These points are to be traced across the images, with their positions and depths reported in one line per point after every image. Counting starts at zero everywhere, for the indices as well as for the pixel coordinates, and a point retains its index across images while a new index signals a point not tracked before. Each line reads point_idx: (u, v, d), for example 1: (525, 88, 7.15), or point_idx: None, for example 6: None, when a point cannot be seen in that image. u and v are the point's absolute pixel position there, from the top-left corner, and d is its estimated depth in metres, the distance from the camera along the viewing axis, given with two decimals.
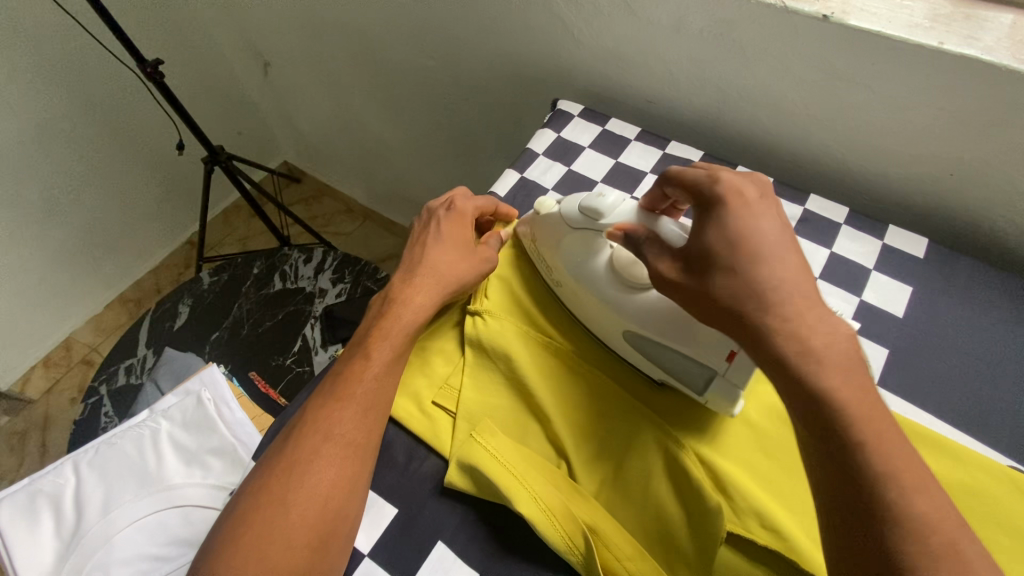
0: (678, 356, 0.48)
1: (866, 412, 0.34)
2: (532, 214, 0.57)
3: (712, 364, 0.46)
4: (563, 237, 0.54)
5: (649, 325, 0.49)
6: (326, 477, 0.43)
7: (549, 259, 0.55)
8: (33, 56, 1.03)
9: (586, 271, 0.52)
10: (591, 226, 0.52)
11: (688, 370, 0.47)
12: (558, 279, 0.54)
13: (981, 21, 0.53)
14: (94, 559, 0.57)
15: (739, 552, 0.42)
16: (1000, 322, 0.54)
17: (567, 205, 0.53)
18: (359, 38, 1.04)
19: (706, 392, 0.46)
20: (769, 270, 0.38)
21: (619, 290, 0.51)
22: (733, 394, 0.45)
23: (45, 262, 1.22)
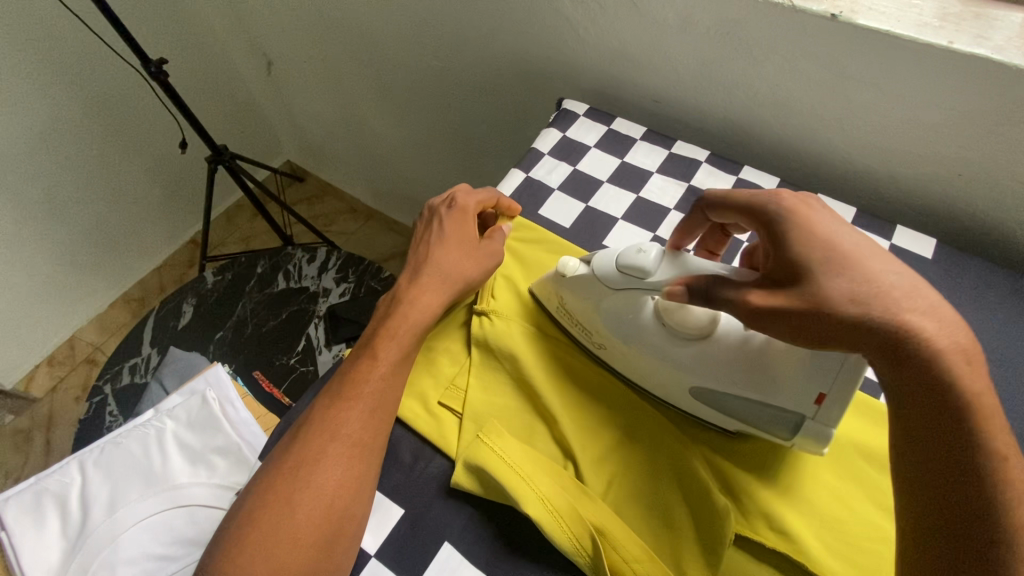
0: (753, 405, 0.44)
1: (993, 423, 0.32)
2: (554, 275, 0.51)
3: (799, 410, 0.42)
4: (603, 298, 0.49)
5: (721, 374, 0.45)
6: (332, 477, 0.43)
7: (586, 322, 0.51)
8: (37, 55, 1.03)
9: (634, 330, 0.49)
10: (634, 284, 0.47)
11: (769, 417, 0.44)
12: (600, 341, 0.50)
13: (991, 20, 0.52)
14: (100, 558, 0.58)
15: (749, 554, 0.42)
16: (1009, 323, 0.54)
17: (601, 265, 0.48)
18: (363, 37, 1.04)
19: (795, 436, 0.44)
20: (883, 279, 0.35)
21: (679, 345, 0.47)
22: (827, 438, 0.42)
23: (49, 261, 1.23)
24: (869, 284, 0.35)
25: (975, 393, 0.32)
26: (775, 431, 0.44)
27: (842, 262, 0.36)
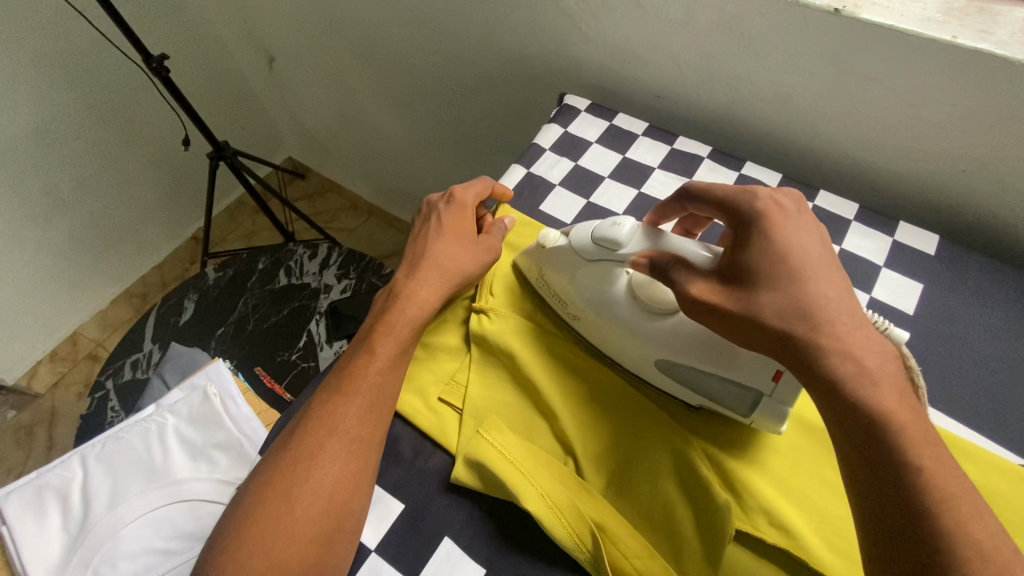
0: (715, 380, 0.46)
1: (917, 434, 0.34)
2: (536, 248, 0.54)
3: (758, 386, 0.44)
4: (579, 270, 0.51)
5: (687, 349, 0.47)
6: (331, 473, 0.43)
7: (562, 293, 0.53)
8: (39, 51, 1.03)
9: (605, 303, 0.50)
10: (609, 257, 0.50)
11: (730, 394, 0.46)
12: (574, 312, 0.52)
13: (995, 15, 0.52)
14: (103, 551, 0.58)
15: (751, 553, 0.42)
16: (1012, 319, 0.54)
17: (577, 237, 0.51)
18: (364, 32, 1.04)
19: (753, 413, 0.45)
20: (816, 287, 0.39)
21: (650, 319, 0.49)
22: (783, 415, 0.43)
23: (51, 257, 1.23)
24: (801, 297, 0.38)
25: (893, 402, 0.35)
26: (733, 407, 0.46)
27: (783, 272, 0.39)
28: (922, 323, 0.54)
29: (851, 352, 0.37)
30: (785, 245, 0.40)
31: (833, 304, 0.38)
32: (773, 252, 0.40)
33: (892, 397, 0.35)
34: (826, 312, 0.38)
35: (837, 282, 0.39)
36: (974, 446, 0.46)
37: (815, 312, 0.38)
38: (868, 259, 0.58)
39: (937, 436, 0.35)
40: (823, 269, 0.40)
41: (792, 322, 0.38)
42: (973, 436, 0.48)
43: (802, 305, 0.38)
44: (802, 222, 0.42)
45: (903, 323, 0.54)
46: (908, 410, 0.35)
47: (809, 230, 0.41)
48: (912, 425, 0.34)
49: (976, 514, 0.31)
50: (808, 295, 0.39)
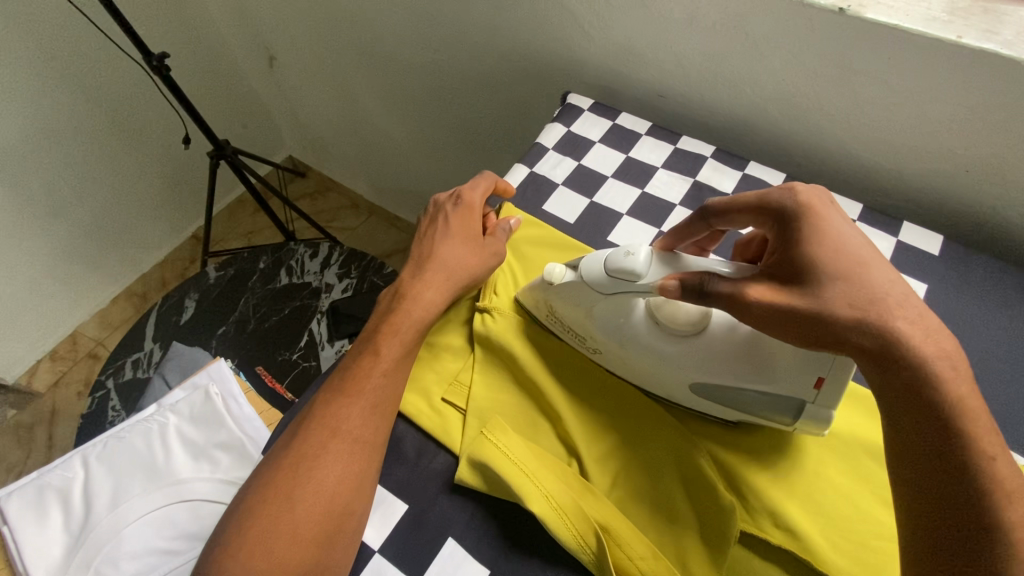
0: (749, 394, 0.45)
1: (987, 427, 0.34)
2: (541, 285, 0.51)
3: (801, 395, 0.43)
4: (595, 304, 0.49)
5: (720, 366, 0.45)
6: (334, 473, 0.43)
7: (581, 327, 0.50)
8: (39, 49, 1.03)
9: (628, 333, 0.48)
10: (626, 288, 0.47)
11: (770, 404, 0.44)
12: (595, 346, 0.50)
13: (1000, 14, 0.52)
14: (105, 551, 0.58)
15: (757, 554, 0.42)
16: (1015, 320, 0.54)
17: (590, 272, 0.48)
18: (366, 31, 1.04)
19: (797, 420, 0.44)
20: (882, 279, 0.38)
21: (679, 345, 0.47)
22: (826, 418, 0.43)
23: (51, 255, 1.22)
24: (870, 290, 0.37)
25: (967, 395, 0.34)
26: (777, 417, 0.45)
27: (847, 264, 0.38)
28: None
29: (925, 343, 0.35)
30: (843, 237, 0.39)
31: (897, 295, 0.37)
32: (831, 243, 0.39)
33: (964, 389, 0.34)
34: (895, 304, 0.37)
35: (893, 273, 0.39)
36: None
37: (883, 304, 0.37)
38: None
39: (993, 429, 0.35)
40: (879, 261, 0.39)
41: (863, 314, 0.36)
42: None
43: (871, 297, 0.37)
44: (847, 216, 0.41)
45: None
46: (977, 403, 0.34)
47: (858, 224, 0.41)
48: (982, 418, 0.34)
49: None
50: (874, 286, 0.37)
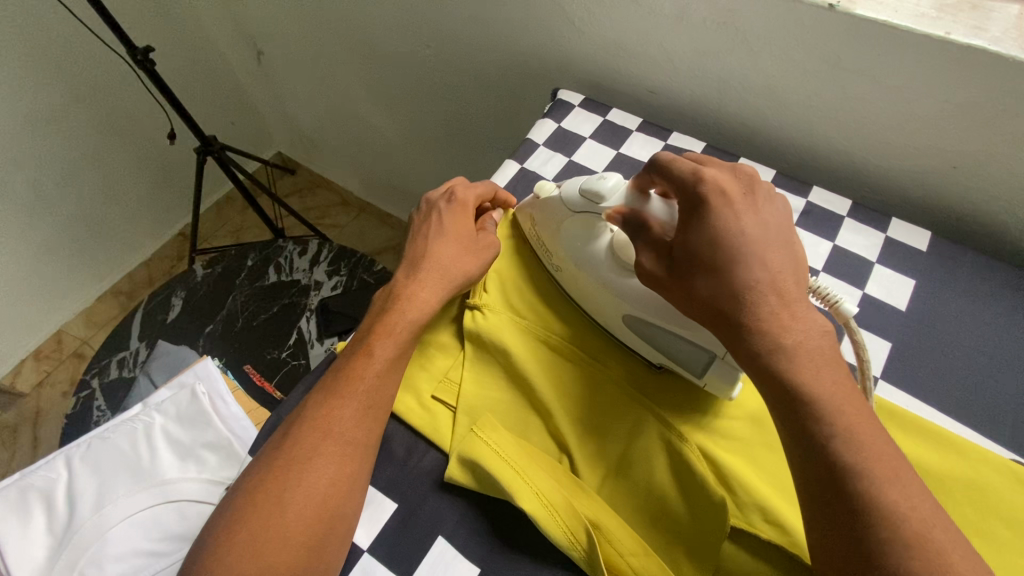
0: (675, 338, 0.48)
1: (836, 406, 0.36)
2: (531, 199, 0.57)
3: (712, 348, 0.45)
4: (563, 221, 0.53)
5: (653, 308, 0.48)
6: (325, 476, 0.42)
7: (549, 244, 0.55)
8: (21, 43, 1.00)
9: (586, 257, 0.52)
10: (592, 209, 0.51)
11: (686, 353, 0.47)
12: (557, 263, 0.54)
13: (987, 11, 0.52)
14: (88, 554, 0.56)
15: (745, 550, 0.41)
16: (1002, 315, 0.54)
17: (567, 189, 0.53)
18: (354, 27, 1.03)
19: (704, 375, 0.46)
20: (746, 270, 0.39)
21: (623, 276, 0.50)
22: (733, 375, 0.45)
23: (34, 253, 1.20)
24: (732, 281, 0.39)
25: (813, 378, 0.36)
26: (689, 367, 0.47)
27: (717, 258, 0.40)
28: (913, 319, 0.54)
29: (777, 331, 0.38)
30: (724, 230, 0.40)
31: (764, 287, 0.39)
32: (714, 235, 0.40)
33: (822, 376, 0.37)
34: (755, 295, 0.38)
35: (773, 261, 0.40)
36: (967, 442, 0.46)
37: (747, 297, 0.39)
38: (861, 256, 0.58)
39: (862, 408, 0.36)
40: (762, 248, 0.40)
41: (724, 308, 0.39)
42: (965, 432, 0.48)
43: (735, 292, 0.39)
44: (743, 205, 0.41)
45: (897, 319, 0.55)
46: (827, 382, 0.36)
47: (752, 212, 0.41)
48: (832, 398, 0.36)
49: (898, 478, 0.34)
50: (739, 279, 0.39)
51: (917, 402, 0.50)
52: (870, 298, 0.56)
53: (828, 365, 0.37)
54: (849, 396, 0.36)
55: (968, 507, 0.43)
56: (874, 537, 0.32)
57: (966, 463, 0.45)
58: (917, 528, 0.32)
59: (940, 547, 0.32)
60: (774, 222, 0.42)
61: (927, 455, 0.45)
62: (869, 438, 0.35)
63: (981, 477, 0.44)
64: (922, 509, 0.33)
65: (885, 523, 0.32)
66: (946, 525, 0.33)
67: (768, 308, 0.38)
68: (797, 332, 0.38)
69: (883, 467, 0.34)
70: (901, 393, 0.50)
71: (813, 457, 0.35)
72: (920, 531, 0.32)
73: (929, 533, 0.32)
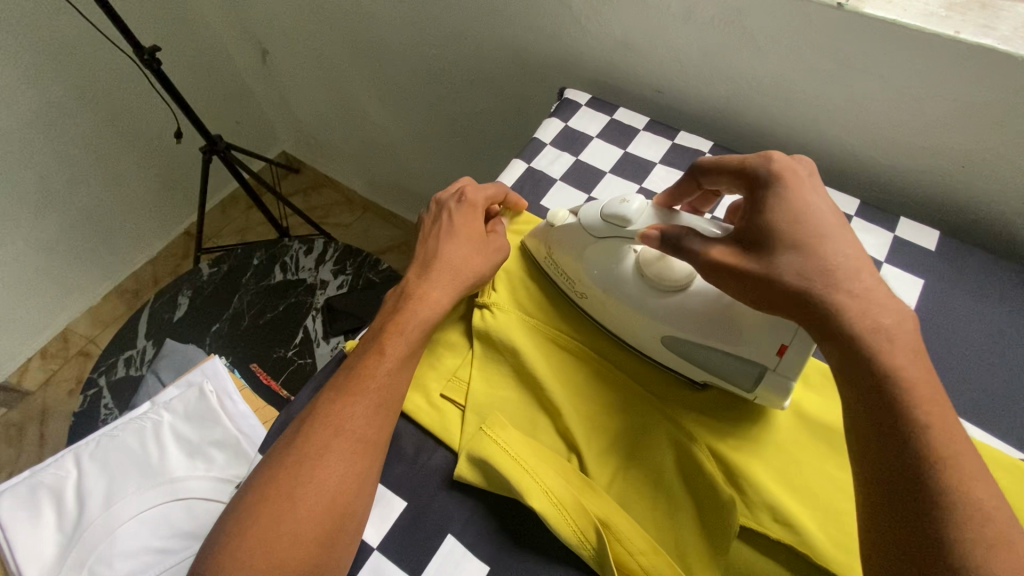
0: (717, 356, 0.47)
1: (926, 393, 0.35)
2: (544, 228, 0.55)
3: (762, 361, 0.45)
4: (586, 247, 0.52)
5: (693, 323, 0.47)
6: (337, 473, 0.43)
7: (572, 271, 0.53)
8: (28, 42, 1.01)
9: (614, 280, 0.51)
10: (616, 233, 0.51)
11: (731, 369, 0.46)
12: (582, 291, 0.53)
13: (997, 10, 0.52)
14: (98, 550, 0.57)
15: (753, 548, 0.42)
16: (1010, 314, 0.54)
17: (586, 216, 0.52)
18: (360, 26, 1.03)
19: (756, 388, 0.46)
20: (836, 250, 0.39)
21: (658, 297, 0.49)
22: (785, 389, 0.44)
23: (41, 252, 1.21)
24: (823, 260, 0.39)
25: (905, 361, 0.36)
26: (738, 381, 0.46)
27: (807, 239, 0.39)
28: (922, 318, 0.54)
29: (871, 313, 0.37)
30: (810, 211, 0.40)
31: (853, 268, 0.39)
32: (803, 216, 0.40)
33: (913, 362, 0.36)
34: (844, 274, 0.38)
35: (855, 245, 0.40)
36: (977, 442, 0.45)
37: (840, 278, 0.38)
38: (869, 255, 0.58)
39: (945, 400, 0.36)
40: (843, 233, 0.40)
41: (815, 288, 0.38)
42: (975, 432, 0.48)
43: (827, 271, 0.38)
44: (819, 190, 0.42)
45: None
46: (917, 367, 0.36)
47: (829, 198, 0.42)
48: (920, 385, 0.36)
49: (982, 475, 0.34)
50: (829, 259, 0.39)
51: None
52: None
53: (919, 352, 0.37)
54: (935, 384, 0.36)
55: None
56: (963, 533, 0.32)
57: None
58: (1001, 526, 0.32)
59: (1022, 548, 0.32)
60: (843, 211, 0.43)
61: None
62: (957, 430, 0.35)
63: (991, 478, 0.44)
64: (1004, 508, 0.33)
65: (973, 517, 0.32)
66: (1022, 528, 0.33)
67: (859, 289, 0.38)
68: (893, 316, 0.37)
69: (968, 461, 0.34)
70: None
71: (905, 442, 0.34)
72: (1004, 529, 0.32)
73: (1011, 532, 0.32)
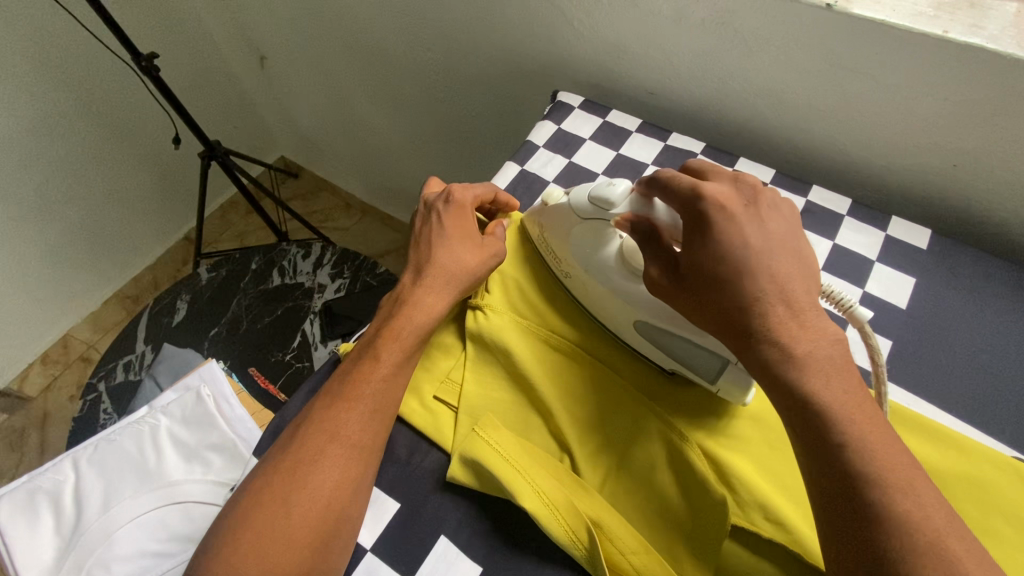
0: (684, 345, 0.47)
1: (849, 416, 0.36)
2: (540, 206, 0.57)
3: (723, 354, 0.45)
4: (574, 227, 0.53)
5: (660, 312, 0.48)
6: (331, 478, 0.43)
7: (559, 250, 0.55)
8: (28, 51, 1.02)
9: (597, 262, 0.52)
10: (601, 215, 0.51)
11: (698, 358, 0.47)
12: (567, 270, 0.54)
13: (986, 9, 0.52)
14: (95, 554, 0.57)
15: (746, 548, 0.42)
16: (1002, 311, 0.54)
17: (576, 196, 0.53)
18: (356, 32, 1.04)
19: (718, 380, 0.46)
20: (754, 280, 0.39)
21: (633, 282, 0.51)
22: (745, 381, 0.45)
23: (41, 258, 1.22)
24: (739, 293, 0.39)
25: (822, 388, 0.37)
26: (701, 371, 0.47)
27: (723, 273, 0.40)
28: (915, 317, 0.54)
29: (787, 341, 0.38)
30: (727, 244, 0.40)
31: (770, 297, 0.39)
32: (721, 250, 0.40)
33: (830, 388, 0.37)
34: (761, 306, 0.39)
35: (783, 268, 0.40)
36: (970, 440, 0.46)
37: (756, 311, 0.39)
38: (861, 255, 0.58)
39: (876, 419, 0.36)
40: (767, 259, 0.40)
41: (734, 320, 0.40)
42: (967, 430, 0.48)
43: (742, 303, 0.39)
44: (750, 215, 0.42)
45: (898, 317, 0.55)
46: (838, 390, 0.36)
47: (756, 223, 0.41)
48: (842, 409, 0.36)
49: (912, 489, 0.33)
50: (746, 290, 0.39)
51: (920, 401, 0.50)
52: (871, 296, 0.56)
53: (841, 375, 0.37)
54: (861, 404, 0.36)
55: (971, 504, 0.43)
56: (886, 552, 0.32)
57: (969, 461, 0.44)
58: (932, 539, 0.32)
59: (956, 558, 0.31)
60: (780, 231, 0.42)
61: (928, 451, 0.45)
62: (883, 449, 0.35)
63: (984, 475, 0.44)
64: (936, 520, 0.32)
65: (900, 536, 0.32)
66: (961, 536, 0.32)
67: (776, 318, 0.39)
68: (807, 342, 0.38)
69: (895, 476, 0.34)
70: (901, 390, 0.50)
71: (824, 469, 0.35)
72: (934, 541, 0.32)
73: (945, 542, 0.32)
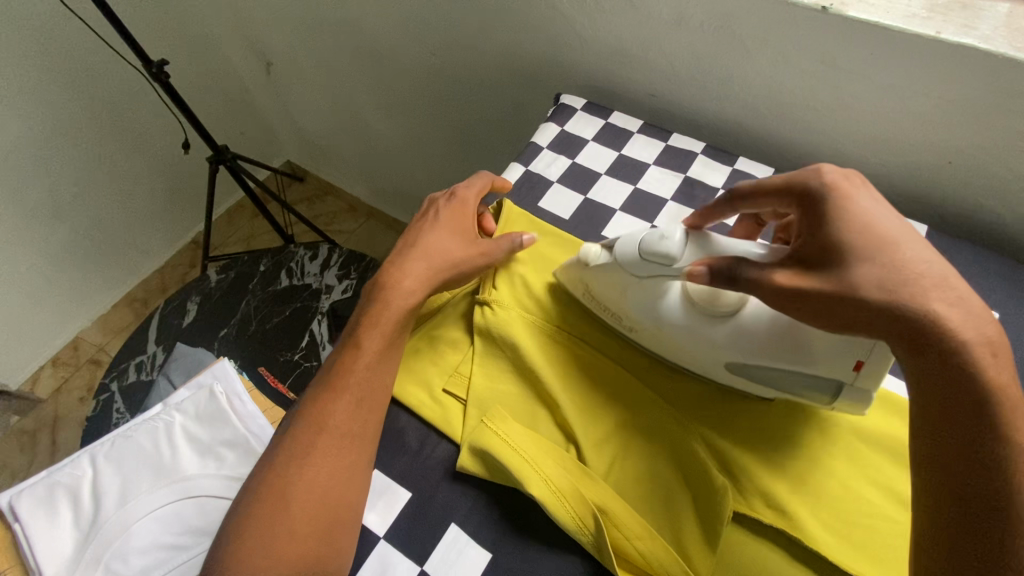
0: (789, 374, 0.45)
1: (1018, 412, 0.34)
2: (577, 264, 0.53)
3: (838, 376, 0.43)
4: (629, 286, 0.50)
5: (759, 346, 0.45)
6: (325, 469, 0.45)
7: (616, 307, 0.51)
8: (41, 58, 1.04)
9: (663, 315, 0.49)
10: (659, 270, 0.48)
11: (803, 383, 0.45)
12: (630, 324, 0.51)
13: (978, 10, 0.53)
14: (113, 547, 0.59)
15: (746, 532, 0.43)
16: (998, 305, 0.55)
17: (622, 252, 0.50)
18: (361, 38, 1.06)
19: (835, 399, 0.45)
20: (916, 265, 0.37)
21: (710, 324, 0.47)
22: (862, 395, 0.44)
23: (52, 262, 1.24)
24: (905, 274, 0.36)
25: (1003, 378, 0.34)
26: (816, 397, 0.46)
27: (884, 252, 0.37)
28: None
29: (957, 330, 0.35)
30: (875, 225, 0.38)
31: (934, 276, 0.36)
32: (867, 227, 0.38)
33: (1005, 371, 0.34)
34: (928, 284, 0.36)
35: (926, 253, 0.38)
36: None
37: (918, 296, 0.36)
38: None
39: None
40: (912, 240, 0.38)
41: (900, 307, 0.36)
42: None
43: (905, 287, 0.36)
44: (873, 196, 0.41)
45: None
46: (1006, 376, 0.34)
47: (882, 202, 0.41)
48: (1014, 406, 0.34)
49: None
50: (908, 272, 0.36)
51: None
52: None
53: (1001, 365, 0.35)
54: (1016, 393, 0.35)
55: None
56: None
57: None
58: None
59: None
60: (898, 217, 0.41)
61: None
62: None
63: None
64: None
65: None
66: None
67: (944, 303, 0.35)
68: (973, 330, 0.35)
69: None
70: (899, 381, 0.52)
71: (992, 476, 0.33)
72: None
73: None
